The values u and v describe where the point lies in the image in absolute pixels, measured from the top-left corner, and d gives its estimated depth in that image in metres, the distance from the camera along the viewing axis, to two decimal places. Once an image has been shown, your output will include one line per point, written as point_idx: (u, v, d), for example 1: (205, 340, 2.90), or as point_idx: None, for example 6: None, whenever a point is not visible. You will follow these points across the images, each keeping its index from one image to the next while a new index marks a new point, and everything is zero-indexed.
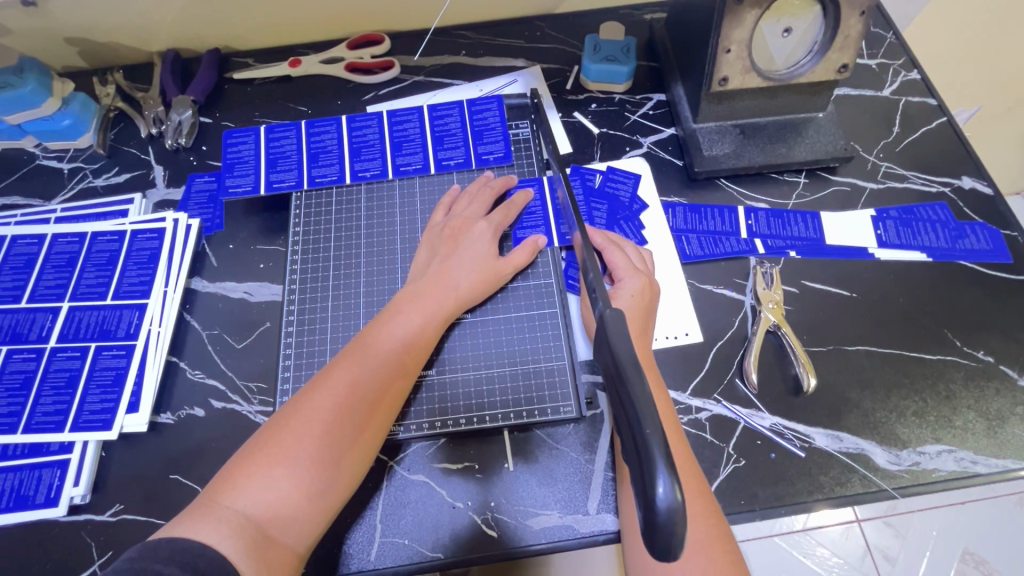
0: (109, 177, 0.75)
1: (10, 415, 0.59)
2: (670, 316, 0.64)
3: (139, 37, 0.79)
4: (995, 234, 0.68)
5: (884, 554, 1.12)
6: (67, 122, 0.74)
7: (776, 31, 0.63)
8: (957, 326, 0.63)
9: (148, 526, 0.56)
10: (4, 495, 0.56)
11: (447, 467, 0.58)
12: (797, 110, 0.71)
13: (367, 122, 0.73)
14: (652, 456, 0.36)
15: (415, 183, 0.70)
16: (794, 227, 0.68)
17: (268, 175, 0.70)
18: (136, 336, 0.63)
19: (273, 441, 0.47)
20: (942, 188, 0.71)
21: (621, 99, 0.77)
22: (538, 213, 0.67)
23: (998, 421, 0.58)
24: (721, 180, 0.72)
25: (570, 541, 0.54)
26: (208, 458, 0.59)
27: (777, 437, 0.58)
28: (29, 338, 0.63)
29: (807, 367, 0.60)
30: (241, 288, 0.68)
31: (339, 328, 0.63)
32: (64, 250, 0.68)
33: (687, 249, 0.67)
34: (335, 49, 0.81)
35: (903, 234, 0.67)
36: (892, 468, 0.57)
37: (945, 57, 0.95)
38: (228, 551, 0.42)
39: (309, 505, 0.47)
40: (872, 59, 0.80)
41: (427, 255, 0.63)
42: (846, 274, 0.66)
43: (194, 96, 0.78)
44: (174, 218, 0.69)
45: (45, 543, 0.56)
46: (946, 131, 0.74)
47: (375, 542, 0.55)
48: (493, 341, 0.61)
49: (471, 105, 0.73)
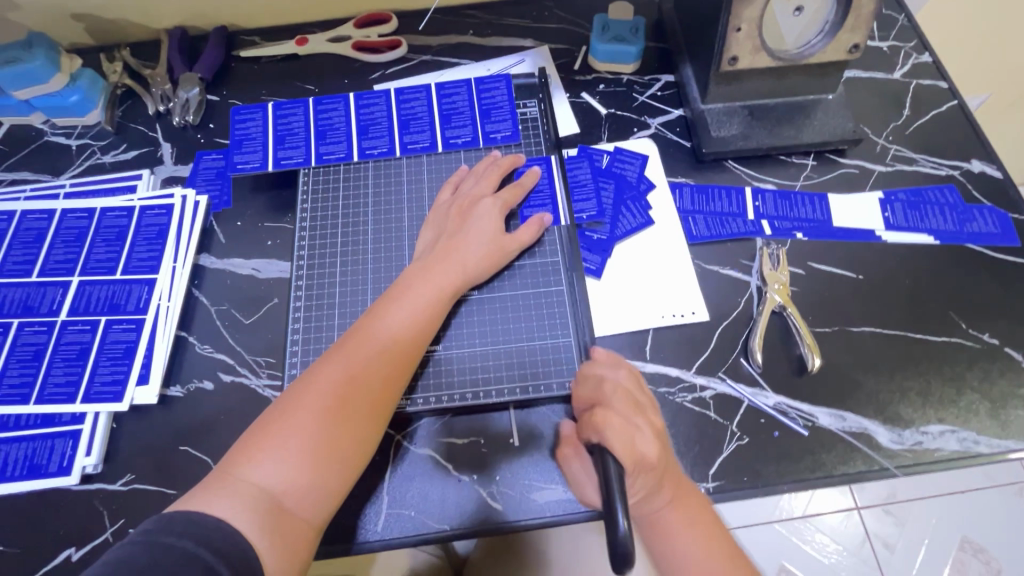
0: (118, 154, 0.75)
1: (22, 386, 0.60)
2: (677, 295, 0.64)
3: (146, 13, 0.79)
4: (1004, 217, 0.67)
5: (884, 542, 1.14)
6: (75, 98, 0.74)
7: (787, 10, 0.63)
8: (963, 309, 0.63)
9: (159, 495, 0.57)
10: (17, 464, 0.57)
11: (454, 442, 0.58)
12: (807, 92, 0.71)
13: (375, 100, 0.72)
14: (612, 499, 0.42)
15: (423, 160, 0.70)
16: (801, 209, 0.68)
17: (275, 152, 0.70)
18: (145, 310, 0.64)
19: (285, 418, 0.48)
20: (951, 171, 0.70)
21: (629, 80, 0.77)
22: (546, 192, 0.67)
23: (1001, 402, 0.59)
24: (729, 162, 0.71)
25: (573, 515, 0.55)
26: (217, 429, 0.60)
27: (780, 415, 0.58)
28: (41, 311, 0.63)
29: (812, 348, 0.60)
30: (250, 265, 0.68)
31: (347, 303, 0.63)
32: (73, 226, 0.68)
33: (694, 230, 0.67)
34: (343, 28, 0.81)
35: (911, 217, 0.67)
36: (895, 447, 0.57)
37: (958, 42, 0.94)
38: (244, 526, 0.43)
39: (324, 479, 0.47)
40: (883, 41, 0.79)
41: (435, 233, 0.63)
42: (852, 256, 0.66)
43: (202, 74, 0.78)
44: (182, 194, 0.70)
45: (58, 510, 0.57)
46: (956, 114, 0.74)
47: (383, 514, 0.56)
48: (500, 318, 0.61)
49: (479, 84, 0.73)
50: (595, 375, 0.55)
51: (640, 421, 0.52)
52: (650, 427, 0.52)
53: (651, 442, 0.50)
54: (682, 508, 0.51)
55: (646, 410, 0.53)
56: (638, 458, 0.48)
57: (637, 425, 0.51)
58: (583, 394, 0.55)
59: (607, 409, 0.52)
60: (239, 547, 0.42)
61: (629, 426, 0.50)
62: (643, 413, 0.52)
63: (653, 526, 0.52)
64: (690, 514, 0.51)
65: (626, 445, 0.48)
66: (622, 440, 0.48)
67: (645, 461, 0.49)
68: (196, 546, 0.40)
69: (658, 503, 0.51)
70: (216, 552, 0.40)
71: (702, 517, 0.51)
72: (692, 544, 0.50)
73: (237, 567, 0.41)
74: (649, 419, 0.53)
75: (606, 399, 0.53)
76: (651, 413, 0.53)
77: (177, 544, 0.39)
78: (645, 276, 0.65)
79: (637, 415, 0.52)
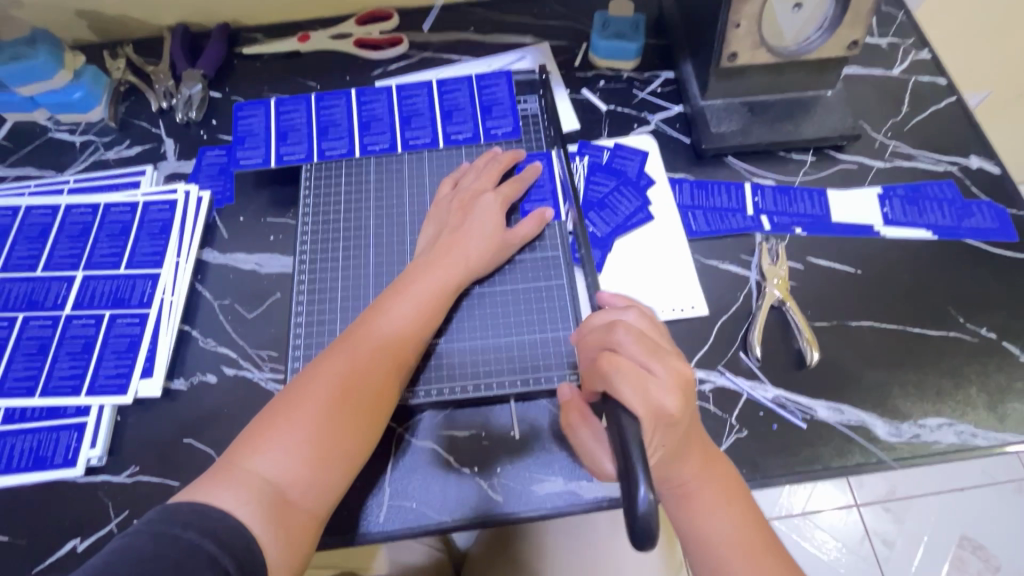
0: (121, 150, 0.76)
1: (28, 378, 0.60)
2: (677, 289, 0.64)
3: (149, 10, 0.79)
4: (1002, 213, 0.68)
5: (882, 538, 1.14)
6: (79, 95, 0.74)
7: (786, 7, 0.62)
8: (961, 303, 0.63)
9: (163, 487, 0.58)
10: (23, 456, 0.58)
11: (456, 435, 0.59)
12: (805, 89, 0.71)
13: (377, 97, 0.73)
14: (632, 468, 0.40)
15: (424, 156, 0.71)
16: (800, 204, 0.69)
17: (278, 148, 0.70)
18: (149, 304, 0.64)
19: (289, 409, 0.49)
20: (949, 167, 0.71)
21: (629, 76, 0.77)
22: (547, 187, 0.67)
23: (999, 395, 0.59)
24: (728, 158, 0.72)
25: (574, 507, 0.56)
26: (220, 422, 0.60)
27: (779, 408, 0.59)
28: (45, 305, 0.64)
29: (811, 342, 0.60)
30: (253, 260, 0.68)
31: (348, 298, 0.63)
32: (77, 221, 0.69)
33: (694, 225, 0.68)
34: (345, 25, 0.82)
35: (909, 213, 0.68)
36: (893, 440, 0.57)
37: (957, 39, 0.95)
38: (247, 517, 0.43)
39: (327, 470, 0.48)
40: (882, 38, 0.80)
41: (437, 226, 0.63)
42: (851, 252, 0.66)
43: (204, 70, 0.78)
44: (185, 190, 0.70)
45: (63, 502, 0.57)
46: (955, 110, 0.74)
47: (385, 506, 0.56)
48: (501, 312, 0.62)
49: (480, 80, 0.73)
50: (606, 322, 0.53)
51: (658, 367, 0.49)
52: (670, 372, 0.49)
53: (668, 391, 0.47)
54: (710, 485, 0.51)
55: (665, 355, 0.50)
56: (656, 409, 0.46)
57: (653, 372, 0.48)
58: (594, 340, 0.53)
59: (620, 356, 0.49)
60: (241, 539, 0.42)
61: (643, 374, 0.48)
62: (661, 357, 0.49)
63: (683, 499, 0.51)
64: (719, 490, 0.51)
65: (640, 394, 0.46)
66: (634, 386, 0.47)
67: (665, 414, 0.47)
68: (199, 537, 0.40)
69: (687, 473, 0.51)
70: (219, 544, 0.41)
71: (730, 489, 0.51)
72: (724, 519, 0.50)
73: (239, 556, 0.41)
74: (669, 364, 0.49)
75: (618, 343, 0.50)
76: (672, 357, 0.50)
77: (180, 534, 0.40)
78: (645, 270, 0.66)
79: (654, 360, 0.49)
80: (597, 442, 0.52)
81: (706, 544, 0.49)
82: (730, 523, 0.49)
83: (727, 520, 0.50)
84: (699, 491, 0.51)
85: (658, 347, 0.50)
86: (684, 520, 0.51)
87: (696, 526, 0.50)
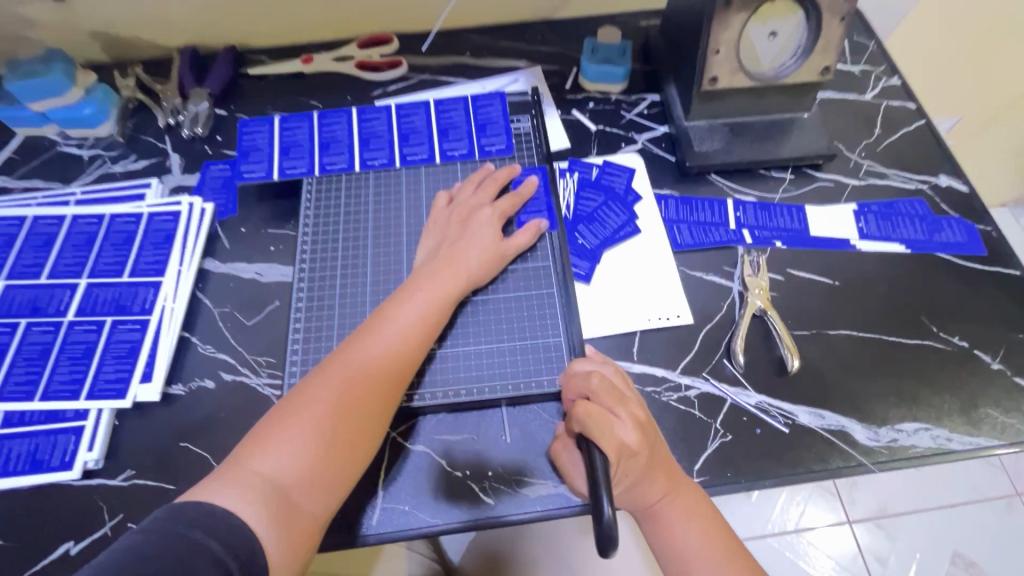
0: (127, 164, 0.78)
1: (28, 383, 0.61)
2: (662, 299, 0.67)
3: (160, 33, 0.83)
4: (971, 228, 0.71)
5: (876, 556, 1.15)
6: (88, 111, 0.77)
7: (763, 34, 0.68)
8: (934, 313, 0.66)
9: (158, 490, 0.58)
10: (19, 459, 0.58)
11: (448, 439, 0.60)
12: (783, 111, 0.75)
13: (377, 115, 0.76)
14: (599, 489, 0.47)
15: (421, 171, 0.74)
16: (780, 219, 0.72)
17: (280, 162, 0.73)
18: (150, 311, 0.66)
19: (293, 412, 0.50)
20: (920, 185, 0.75)
21: (617, 98, 0.82)
22: (542, 200, 0.70)
23: (972, 401, 0.61)
24: (712, 175, 0.75)
25: (563, 509, 0.57)
26: (216, 426, 0.62)
27: (762, 413, 0.61)
28: (48, 312, 0.65)
29: (791, 349, 0.63)
30: (252, 269, 0.71)
31: (346, 304, 0.65)
32: (83, 231, 0.71)
33: (679, 238, 0.71)
34: (346, 48, 0.86)
35: (883, 227, 0.71)
36: (872, 444, 0.59)
37: (928, 68, 1.00)
38: (252, 518, 0.44)
39: (329, 474, 0.49)
40: (855, 65, 0.84)
41: (437, 239, 0.66)
42: (828, 263, 0.69)
43: (211, 89, 0.82)
44: (190, 201, 0.73)
45: (58, 504, 0.58)
46: (924, 132, 0.79)
47: (378, 508, 0.57)
48: (495, 320, 0.64)
49: (475, 101, 0.77)
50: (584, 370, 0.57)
51: (622, 412, 0.54)
52: (632, 417, 0.54)
53: (629, 430, 0.52)
54: (679, 499, 0.54)
55: (629, 402, 0.55)
56: (618, 447, 0.51)
57: (617, 416, 0.53)
58: (573, 387, 0.57)
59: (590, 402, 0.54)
60: (244, 539, 0.43)
61: (607, 417, 0.52)
62: (625, 404, 0.54)
63: (655, 518, 0.54)
64: (686, 504, 0.54)
65: (606, 436, 0.51)
66: (601, 430, 0.51)
67: (626, 449, 0.52)
68: (204, 536, 0.41)
69: (654, 497, 0.54)
70: (224, 545, 0.42)
71: (695, 504, 0.54)
72: (692, 534, 0.53)
73: (243, 559, 0.42)
74: (631, 410, 0.54)
75: (590, 391, 0.55)
76: (635, 404, 0.55)
77: (188, 535, 0.41)
78: (632, 281, 0.68)
79: (619, 407, 0.54)
80: (575, 467, 0.55)
81: (680, 557, 0.53)
82: (700, 542, 0.53)
83: (695, 536, 0.53)
84: (669, 513, 0.53)
85: (623, 396, 0.55)
86: (659, 538, 0.54)
87: (668, 540, 0.53)
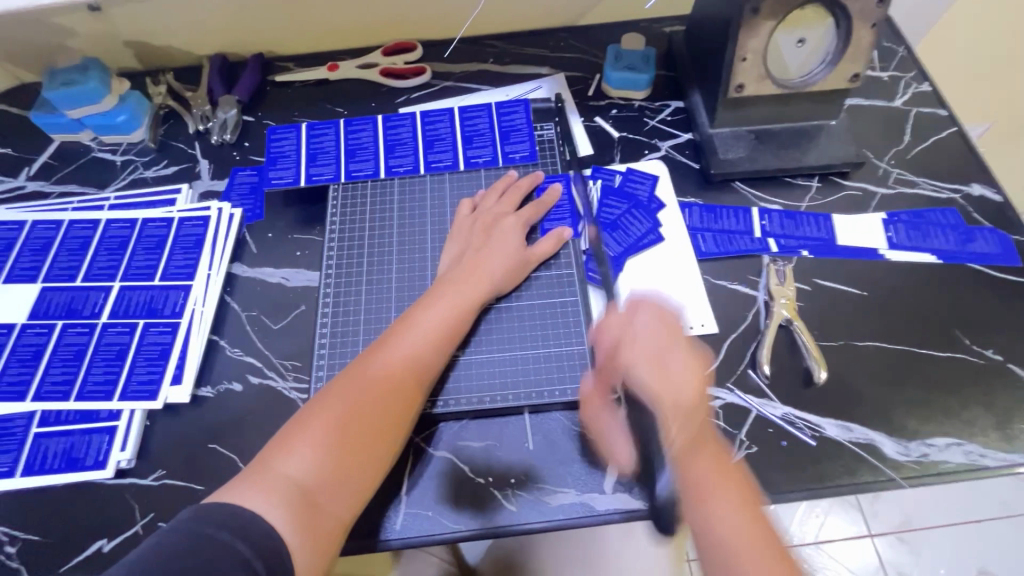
0: (159, 169, 0.80)
1: (64, 383, 0.63)
2: (686, 308, 0.67)
3: (191, 42, 0.85)
4: (1004, 239, 0.70)
5: (899, 571, 1.12)
6: (122, 118, 0.79)
7: (791, 42, 0.66)
8: (966, 325, 0.65)
9: (187, 490, 0.60)
10: (55, 457, 0.60)
11: (471, 446, 0.61)
12: (810, 118, 0.74)
13: (402, 122, 0.77)
14: None
15: (445, 178, 0.74)
16: (806, 228, 0.71)
17: (307, 168, 0.75)
18: (180, 314, 0.67)
19: (320, 414, 0.51)
20: (951, 194, 0.73)
21: (640, 105, 0.81)
22: (566, 208, 0.71)
23: (1006, 416, 0.60)
24: (736, 183, 0.75)
25: (587, 518, 0.56)
26: (244, 428, 0.63)
27: (788, 425, 0.60)
28: (83, 314, 0.67)
29: (819, 361, 0.62)
30: (279, 274, 0.72)
31: (371, 309, 0.66)
32: (116, 235, 0.73)
33: (703, 246, 0.70)
34: (372, 56, 0.87)
35: (913, 237, 0.70)
36: (902, 459, 0.58)
37: (958, 72, 0.98)
38: (276, 520, 0.45)
39: (352, 476, 0.50)
40: (884, 71, 0.83)
41: (460, 246, 0.67)
42: (856, 274, 0.68)
43: (239, 96, 0.84)
44: (219, 207, 0.74)
45: (92, 502, 0.59)
46: (956, 139, 0.77)
47: (402, 513, 0.57)
48: (518, 327, 0.64)
49: (499, 108, 0.77)
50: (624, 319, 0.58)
51: (674, 357, 0.54)
52: (686, 363, 0.54)
53: (684, 378, 0.53)
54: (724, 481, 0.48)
55: (681, 345, 0.55)
56: (676, 403, 0.51)
57: (670, 362, 0.53)
58: (612, 329, 0.58)
59: (638, 347, 0.55)
60: (269, 541, 0.44)
61: (660, 365, 0.53)
62: (677, 348, 0.54)
63: (698, 498, 0.48)
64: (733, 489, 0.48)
65: (659, 381, 0.53)
66: (652, 376, 0.53)
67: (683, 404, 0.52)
68: (233, 538, 0.42)
69: (696, 472, 0.49)
70: (252, 547, 0.42)
71: (743, 491, 0.48)
72: (736, 522, 0.46)
73: (270, 562, 0.43)
74: (685, 358, 0.54)
75: (638, 334, 0.56)
76: (687, 347, 0.55)
77: (219, 539, 0.42)
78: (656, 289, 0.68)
79: (672, 352, 0.54)
80: (615, 429, 0.58)
81: (721, 546, 0.45)
82: (745, 533, 0.46)
83: (739, 525, 0.46)
84: (712, 492, 0.47)
85: (675, 338, 0.55)
86: (699, 523, 0.47)
87: (709, 527, 0.46)
